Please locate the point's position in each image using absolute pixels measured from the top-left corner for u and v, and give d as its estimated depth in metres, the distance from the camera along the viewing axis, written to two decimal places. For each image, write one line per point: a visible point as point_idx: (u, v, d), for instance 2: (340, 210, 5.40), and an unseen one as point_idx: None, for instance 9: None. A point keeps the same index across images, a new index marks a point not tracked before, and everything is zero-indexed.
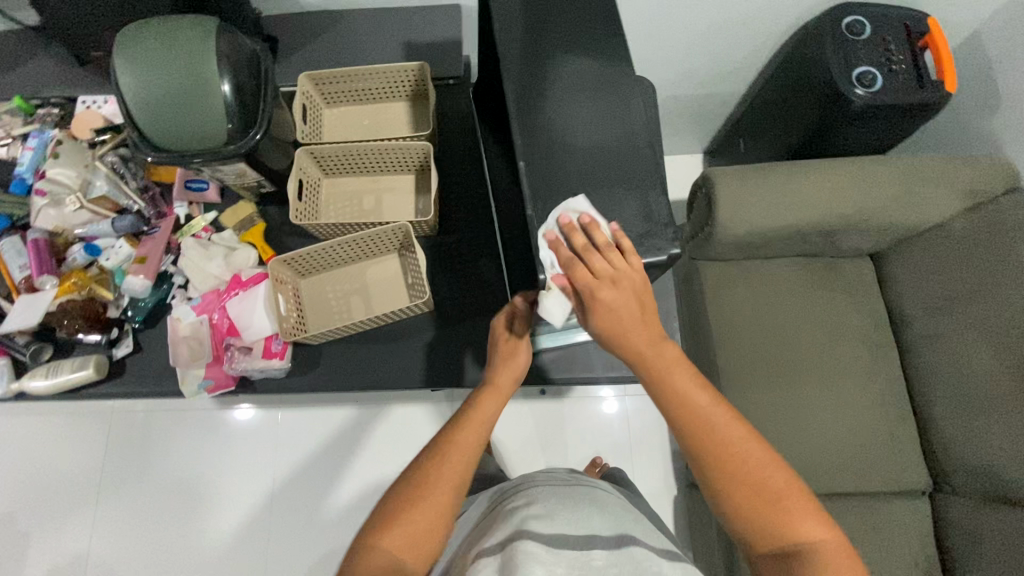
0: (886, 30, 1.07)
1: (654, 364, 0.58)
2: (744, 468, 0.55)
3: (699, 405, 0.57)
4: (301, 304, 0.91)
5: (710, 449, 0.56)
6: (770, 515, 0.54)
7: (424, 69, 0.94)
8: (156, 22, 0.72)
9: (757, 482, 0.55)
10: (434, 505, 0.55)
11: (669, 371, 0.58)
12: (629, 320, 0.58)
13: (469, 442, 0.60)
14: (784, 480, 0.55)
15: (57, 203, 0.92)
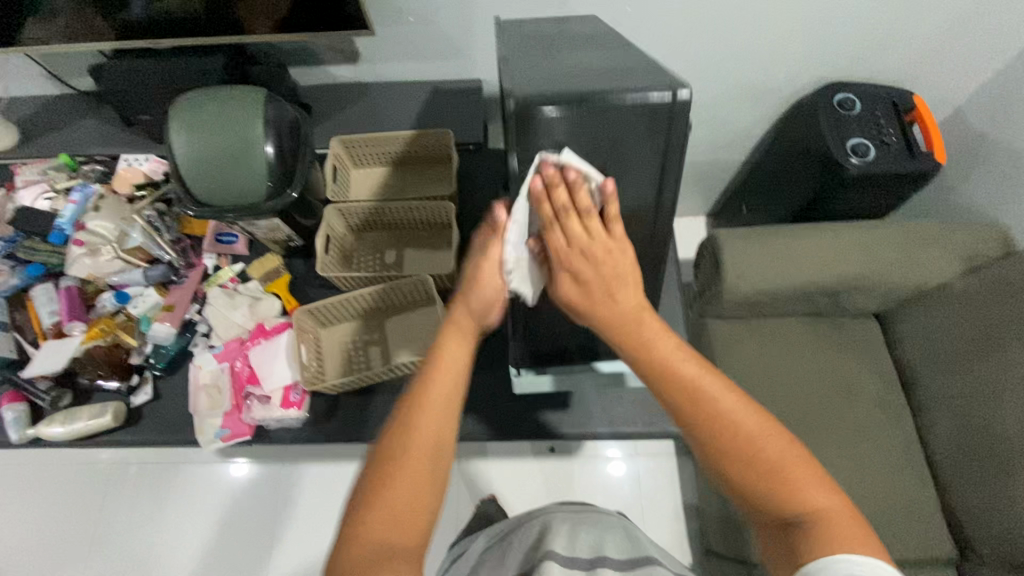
0: (876, 107, 1.15)
1: (631, 332, 0.58)
2: (734, 437, 0.53)
3: (682, 369, 0.56)
4: (322, 354, 0.94)
5: (704, 425, 0.54)
6: (769, 485, 0.52)
7: (449, 137, 1.01)
8: (209, 91, 0.79)
9: (755, 451, 0.52)
10: (413, 479, 0.52)
11: (648, 338, 0.58)
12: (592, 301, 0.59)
13: (444, 394, 0.56)
14: (776, 445, 0.53)
15: (93, 252, 0.97)
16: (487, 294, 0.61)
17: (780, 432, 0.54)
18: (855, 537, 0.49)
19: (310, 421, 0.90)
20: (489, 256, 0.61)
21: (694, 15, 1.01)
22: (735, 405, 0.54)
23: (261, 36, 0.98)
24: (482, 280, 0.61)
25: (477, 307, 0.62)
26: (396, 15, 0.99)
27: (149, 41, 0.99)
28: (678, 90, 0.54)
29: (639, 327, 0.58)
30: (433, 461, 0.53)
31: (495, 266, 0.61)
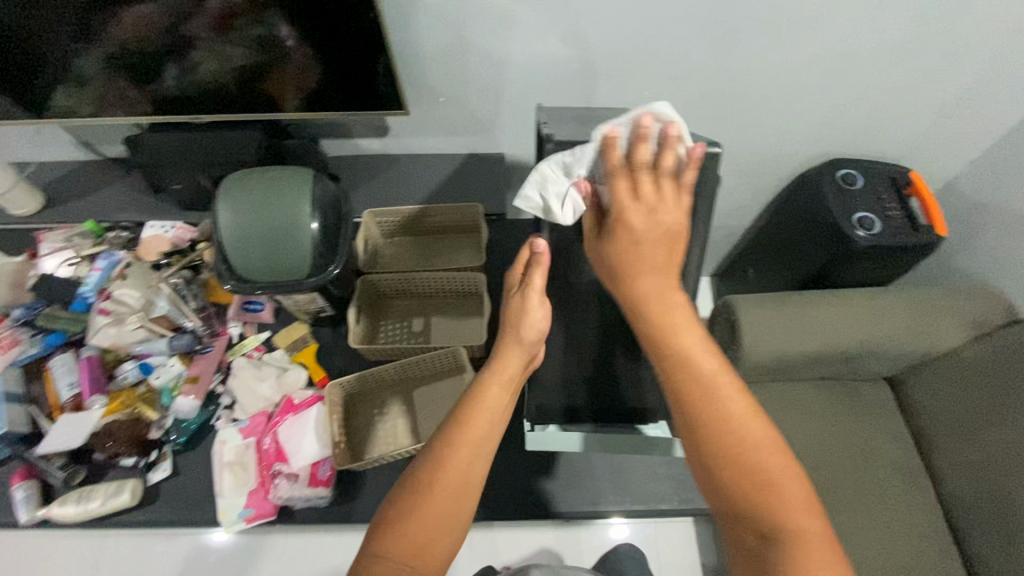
0: (877, 182, 1.22)
1: (664, 312, 0.63)
2: (727, 435, 0.55)
3: (705, 371, 0.58)
4: (348, 429, 0.92)
5: (705, 423, 0.56)
6: (753, 485, 0.53)
7: (477, 209, 1.09)
8: (257, 169, 0.81)
9: (745, 451, 0.54)
10: (439, 513, 0.58)
11: (676, 325, 0.62)
12: (645, 259, 0.67)
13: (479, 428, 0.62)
14: (777, 464, 0.54)
15: (118, 321, 0.95)
16: (531, 328, 0.71)
17: (780, 454, 0.55)
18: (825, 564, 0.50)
19: (337, 499, 0.87)
20: (532, 287, 0.72)
21: (706, 99, 1.09)
22: (736, 403, 0.57)
23: (293, 110, 1.02)
24: (525, 318, 0.71)
25: (522, 342, 0.70)
26: (428, 95, 1.05)
27: (187, 117, 1.02)
28: (709, 149, 0.80)
29: (670, 310, 0.63)
30: (458, 500, 0.59)
31: (537, 299, 0.72)
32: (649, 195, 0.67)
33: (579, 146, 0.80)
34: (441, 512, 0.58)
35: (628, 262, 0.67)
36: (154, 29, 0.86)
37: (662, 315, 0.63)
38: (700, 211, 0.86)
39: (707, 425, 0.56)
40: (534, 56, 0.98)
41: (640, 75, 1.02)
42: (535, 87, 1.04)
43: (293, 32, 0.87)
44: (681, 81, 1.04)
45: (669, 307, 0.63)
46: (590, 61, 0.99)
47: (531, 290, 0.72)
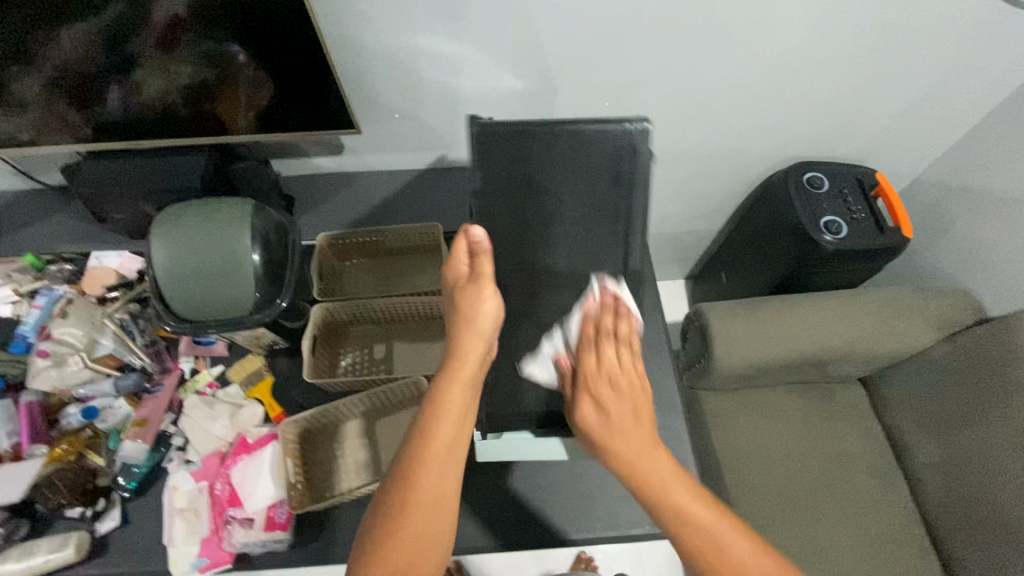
0: (843, 183, 1.21)
1: (637, 463, 0.72)
2: (708, 546, 0.66)
3: (681, 503, 0.68)
4: (306, 467, 0.89)
5: (688, 544, 0.66)
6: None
7: (437, 231, 1.05)
8: (195, 204, 0.79)
9: (730, 559, 0.65)
10: (423, 534, 0.61)
11: (644, 462, 0.72)
12: (614, 434, 0.75)
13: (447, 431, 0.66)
14: (755, 562, 0.65)
15: (59, 362, 0.91)
16: (485, 317, 0.74)
17: (758, 548, 0.66)
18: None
19: (297, 542, 0.83)
20: (483, 276, 0.75)
21: (669, 108, 1.07)
22: (709, 520, 0.67)
23: (244, 132, 0.97)
24: (479, 307, 0.75)
25: (479, 331, 0.74)
26: (381, 112, 1.01)
27: (129, 142, 0.97)
28: (638, 123, 0.81)
29: (628, 441, 0.74)
30: (435, 513, 0.62)
31: (488, 288, 0.76)
32: (616, 372, 0.79)
33: (511, 130, 0.81)
34: (424, 529, 0.61)
35: (606, 426, 0.76)
36: (92, 49, 0.80)
37: (636, 463, 0.72)
38: (638, 180, 0.83)
39: (685, 546, 0.66)
40: (488, 70, 0.95)
41: (599, 86, 1.00)
42: (492, 101, 1.01)
43: (248, 54, 0.83)
44: (642, 90, 1.01)
45: (636, 448, 0.73)
46: (547, 74, 0.96)
47: (481, 278, 0.76)
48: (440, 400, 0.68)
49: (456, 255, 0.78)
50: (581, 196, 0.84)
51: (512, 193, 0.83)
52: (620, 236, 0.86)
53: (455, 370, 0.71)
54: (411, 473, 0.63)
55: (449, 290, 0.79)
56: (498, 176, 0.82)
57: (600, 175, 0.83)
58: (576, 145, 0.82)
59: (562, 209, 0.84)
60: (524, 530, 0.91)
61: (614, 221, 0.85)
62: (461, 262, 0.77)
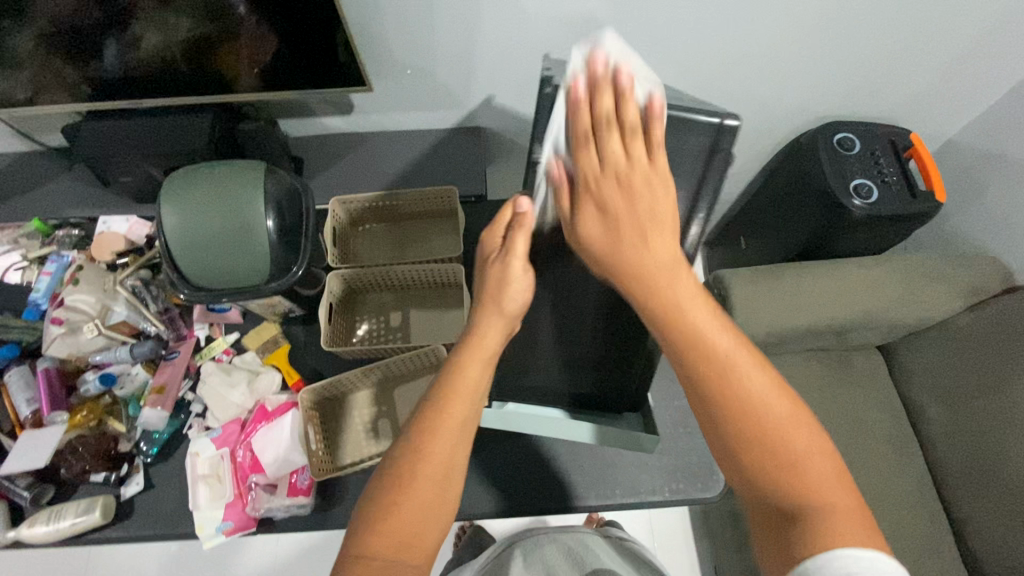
0: (875, 145, 1.15)
1: (662, 288, 0.54)
2: (757, 419, 0.49)
3: (713, 339, 0.52)
4: (326, 435, 0.89)
5: (723, 399, 0.50)
6: (783, 469, 0.48)
7: (453, 193, 1.02)
8: (204, 169, 0.77)
9: (762, 423, 0.49)
10: (428, 506, 0.51)
11: (681, 305, 0.53)
12: (622, 198, 0.55)
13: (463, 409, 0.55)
14: (800, 438, 0.49)
15: (73, 330, 0.90)
16: (514, 298, 0.62)
17: (805, 424, 0.50)
18: (834, 480, 0.48)
19: (318, 507, 0.84)
20: (514, 252, 0.62)
21: (696, 62, 1.00)
22: (763, 387, 0.51)
23: (249, 91, 0.92)
24: (508, 285, 0.62)
25: (505, 313, 0.62)
26: (393, 68, 0.96)
27: (130, 101, 0.92)
28: (727, 118, 0.60)
29: (675, 282, 0.54)
30: (444, 487, 0.52)
31: (518, 266, 0.63)
32: (641, 194, 0.55)
33: None
34: (430, 503, 0.51)
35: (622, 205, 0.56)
36: (86, 3, 0.74)
37: (680, 311, 0.53)
38: None
39: (726, 401, 0.50)
40: (506, 20, 0.88)
41: (623, 38, 0.93)
42: (509, 55, 0.95)
43: (248, 6, 0.77)
44: (669, 42, 0.95)
45: (672, 282, 0.54)
46: (568, 25, 0.90)
47: (512, 254, 0.62)
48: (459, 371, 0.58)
49: (494, 226, 0.66)
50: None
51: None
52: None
53: (476, 344, 0.59)
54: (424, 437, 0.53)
55: (479, 267, 0.67)
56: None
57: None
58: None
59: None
60: (541, 495, 0.91)
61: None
62: (498, 231, 0.66)
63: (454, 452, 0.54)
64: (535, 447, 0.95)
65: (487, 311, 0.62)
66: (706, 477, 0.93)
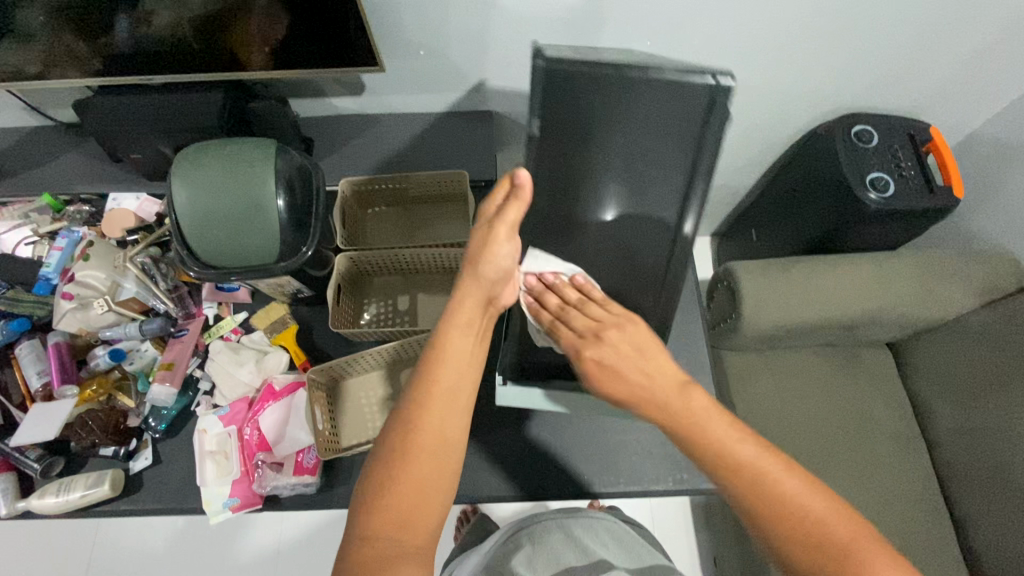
0: (892, 138, 1.13)
1: (680, 414, 0.59)
2: (797, 519, 0.51)
3: (736, 454, 0.55)
4: (333, 415, 0.89)
5: (757, 503, 0.52)
6: (834, 561, 0.48)
7: (463, 176, 1.01)
8: (215, 146, 0.76)
9: (803, 524, 0.51)
10: (427, 477, 0.51)
11: (697, 423, 0.58)
12: (616, 355, 0.66)
13: (452, 379, 0.56)
14: (845, 527, 0.50)
15: (84, 305, 0.90)
16: (495, 265, 0.65)
17: (843, 513, 0.51)
18: (887, 562, 0.48)
19: (324, 485, 0.85)
20: (505, 220, 0.65)
21: (713, 47, 0.98)
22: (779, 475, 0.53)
23: (262, 70, 0.91)
24: (490, 251, 0.65)
25: (482, 279, 0.65)
26: (405, 49, 0.94)
27: (140, 77, 0.92)
28: (718, 77, 0.68)
29: (688, 404, 0.60)
30: (443, 456, 0.52)
31: (506, 233, 0.65)
32: (616, 341, 0.67)
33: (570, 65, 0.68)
34: (428, 477, 0.51)
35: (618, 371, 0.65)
36: None
37: (698, 424, 0.58)
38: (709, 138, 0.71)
39: (766, 512, 0.52)
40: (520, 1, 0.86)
41: (640, 21, 0.91)
42: (521, 37, 0.93)
43: None
44: (686, 26, 0.92)
45: (687, 404, 0.60)
46: (584, 6, 0.87)
47: (502, 224, 0.65)
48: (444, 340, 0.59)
49: (492, 193, 0.67)
50: (650, 155, 0.72)
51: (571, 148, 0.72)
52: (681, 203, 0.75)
53: (455, 313, 0.62)
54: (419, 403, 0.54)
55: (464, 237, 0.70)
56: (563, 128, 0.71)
57: (672, 121, 0.70)
58: (648, 91, 0.69)
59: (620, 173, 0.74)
60: (544, 481, 0.91)
61: (674, 185, 0.74)
62: (487, 202, 0.69)
63: (449, 416, 0.54)
64: (539, 433, 0.95)
65: (468, 278, 0.65)
66: None
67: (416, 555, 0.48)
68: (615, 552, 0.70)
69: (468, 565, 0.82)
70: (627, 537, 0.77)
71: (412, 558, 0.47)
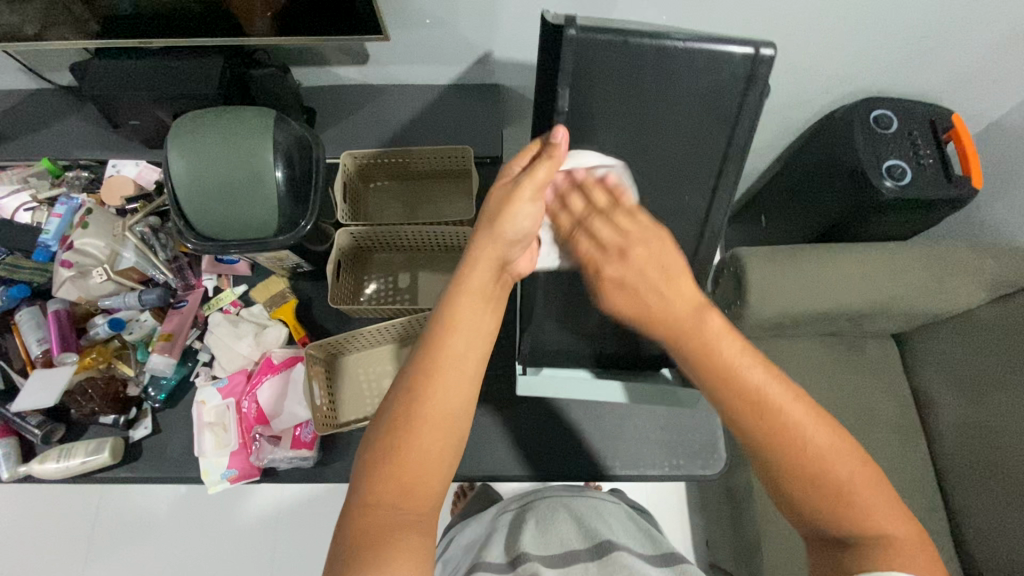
0: (913, 124, 1.10)
1: (695, 336, 0.56)
2: (798, 444, 0.50)
3: (746, 378, 0.52)
4: (332, 390, 0.90)
5: (760, 427, 0.51)
6: (831, 500, 0.49)
7: (469, 153, 0.98)
8: (214, 114, 0.75)
9: (805, 454, 0.50)
10: (427, 448, 0.50)
11: (713, 342, 0.55)
12: (644, 282, 0.61)
13: (461, 347, 0.54)
14: (850, 466, 0.50)
15: (84, 273, 0.90)
16: (513, 226, 0.61)
17: (849, 452, 0.50)
18: (886, 510, 0.49)
19: (320, 460, 0.85)
20: (533, 177, 0.62)
21: (730, 25, 0.94)
22: (795, 410, 0.51)
23: (264, 37, 0.88)
24: (510, 211, 0.61)
25: (501, 241, 0.61)
26: (411, 17, 0.91)
27: (137, 41, 0.88)
28: (759, 48, 0.69)
29: (703, 325, 0.56)
30: (447, 431, 0.51)
31: (529, 193, 0.62)
32: (640, 258, 0.61)
33: (602, 40, 0.67)
34: (436, 448, 0.51)
35: (635, 294, 0.61)
36: None
37: (707, 349, 0.54)
38: (747, 109, 0.73)
39: (766, 439, 0.51)
40: None
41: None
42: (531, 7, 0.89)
43: None
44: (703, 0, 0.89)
45: (700, 327, 0.56)
46: None
47: (528, 181, 0.62)
48: (452, 312, 0.56)
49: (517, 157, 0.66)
50: (682, 130, 0.75)
51: (606, 123, 0.73)
52: (713, 174, 0.78)
53: (466, 279, 0.58)
54: (424, 377, 0.52)
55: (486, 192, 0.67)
56: (595, 101, 0.71)
57: (707, 115, 0.73)
58: (687, 69, 0.70)
59: (653, 150, 0.76)
60: (540, 463, 0.91)
61: (705, 170, 0.78)
62: (518, 162, 0.66)
63: (455, 390, 0.52)
64: (537, 414, 0.94)
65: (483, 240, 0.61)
66: (707, 454, 0.91)
67: (418, 522, 0.49)
68: (618, 538, 0.69)
69: (467, 542, 0.82)
70: (627, 520, 0.76)
71: (416, 527, 0.48)
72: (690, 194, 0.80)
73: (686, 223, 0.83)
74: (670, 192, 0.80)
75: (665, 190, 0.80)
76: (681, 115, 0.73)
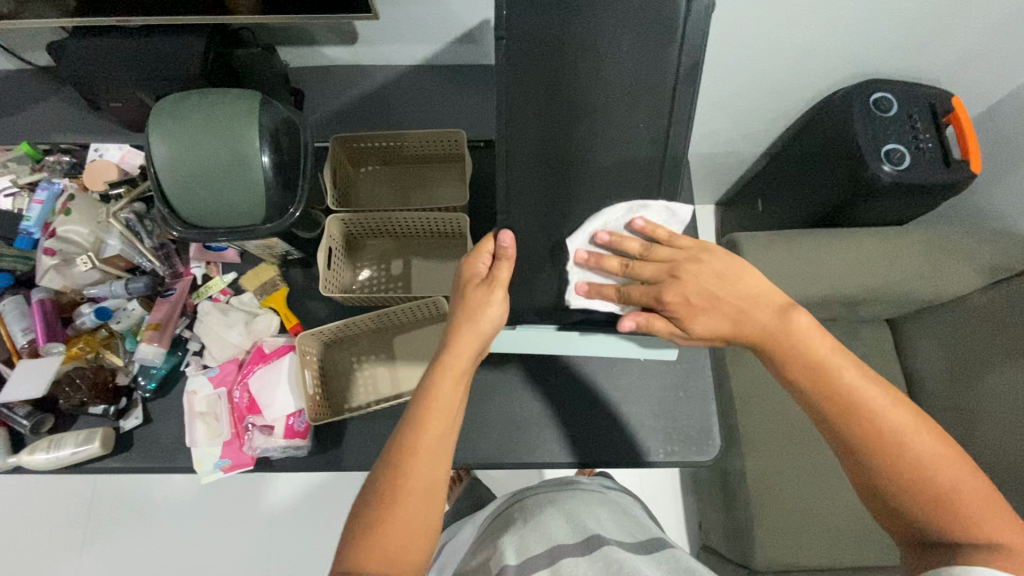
0: (912, 107, 1.08)
1: (781, 338, 0.62)
2: (898, 446, 0.55)
3: (850, 381, 0.58)
4: (324, 378, 0.89)
5: (859, 436, 0.57)
6: (934, 499, 0.55)
7: (461, 136, 0.95)
8: (196, 97, 0.72)
9: (910, 461, 0.55)
10: (409, 528, 0.56)
11: (802, 341, 0.61)
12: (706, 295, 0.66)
13: (443, 414, 0.62)
14: (953, 474, 0.55)
15: (67, 261, 0.89)
16: (490, 318, 0.69)
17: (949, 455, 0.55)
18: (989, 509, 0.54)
19: (314, 450, 0.85)
20: (498, 280, 0.70)
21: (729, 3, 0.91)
22: (863, 385, 0.58)
23: (249, 16, 0.85)
24: (487, 305, 0.69)
25: (480, 330, 0.68)
26: None
27: (116, 20, 0.85)
28: None
29: (790, 329, 0.62)
30: (430, 496, 0.59)
31: (499, 294, 0.70)
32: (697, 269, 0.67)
33: None
34: (421, 510, 0.57)
35: (708, 302, 0.66)
36: None
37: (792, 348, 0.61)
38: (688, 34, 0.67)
39: (872, 447, 0.56)
40: None
41: None
42: None
43: None
44: None
45: (791, 324, 0.62)
46: None
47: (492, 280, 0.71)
48: (432, 391, 0.63)
49: (477, 255, 0.73)
50: (622, 65, 0.69)
51: (545, 57, 0.68)
52: (667, 99, 0.70)
53: (450, 360, 0.65)
54: (408, 439, 0.60)
55: (458, 285, 0.73)
56: (531, 34, 0.67)
57: (646, 42, 0.68)
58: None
59: (601, 78, 0.69)
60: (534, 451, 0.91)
61: (658, 106, 0.70)
62: (480, 261, 0.73)
63: (430, 475, 0.59)
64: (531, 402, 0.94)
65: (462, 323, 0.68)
66: (703, 441, 0.90)
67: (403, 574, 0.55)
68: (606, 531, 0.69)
69: (464, 540, 0.83)
70: (620, 507, 0.77)
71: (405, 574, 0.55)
72: (647, 120, 0.71)
73: (647, 173, 0.73)
74: (625, 133, 0.71)
75: (620, 131, 0.71)
76: (619, 36, 0.67)
